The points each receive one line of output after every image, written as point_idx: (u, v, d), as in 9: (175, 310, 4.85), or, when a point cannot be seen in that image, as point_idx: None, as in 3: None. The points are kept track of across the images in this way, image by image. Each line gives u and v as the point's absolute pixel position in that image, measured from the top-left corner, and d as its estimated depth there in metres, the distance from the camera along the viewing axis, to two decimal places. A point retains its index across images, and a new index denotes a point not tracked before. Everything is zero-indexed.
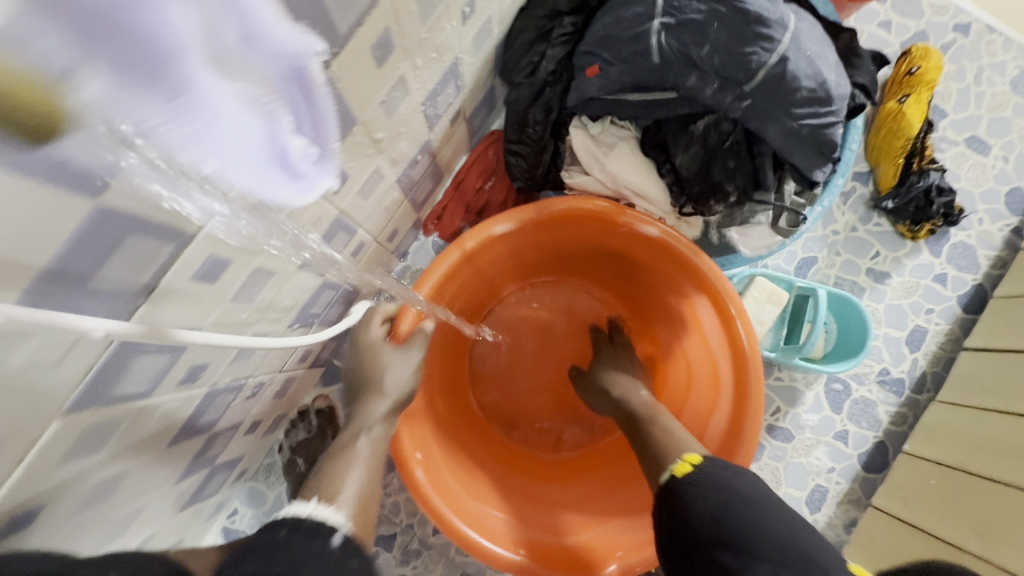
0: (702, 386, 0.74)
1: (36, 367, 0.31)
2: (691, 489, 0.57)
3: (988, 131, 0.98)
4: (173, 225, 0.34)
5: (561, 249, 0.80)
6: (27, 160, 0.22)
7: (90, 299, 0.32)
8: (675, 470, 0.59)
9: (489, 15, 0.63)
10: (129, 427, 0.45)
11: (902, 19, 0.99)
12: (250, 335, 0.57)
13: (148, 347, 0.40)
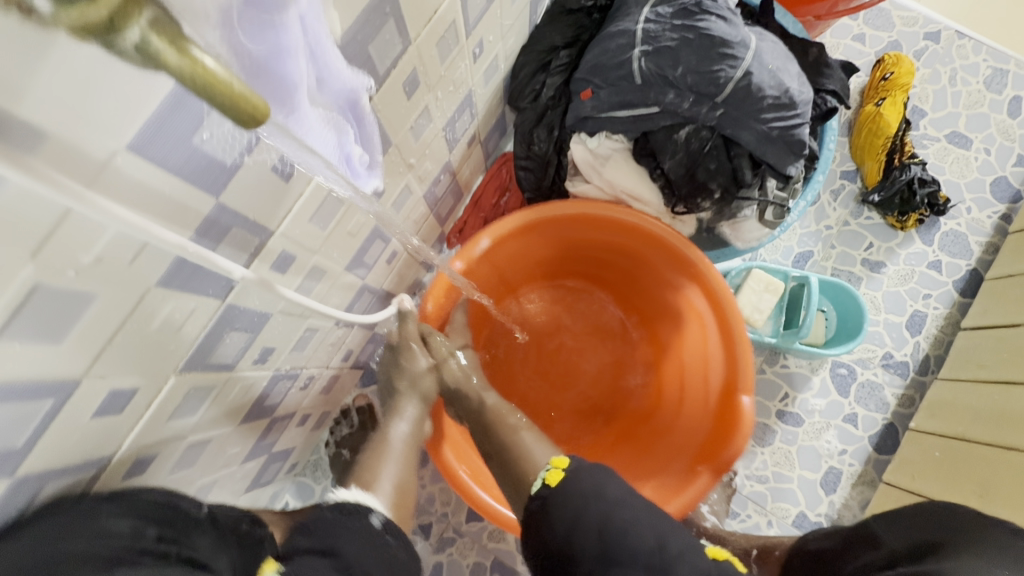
0: (681, 428, 0.81)
1: (167, 325, 0.42)
2: None
3: (967, 127, 1.05)
4: (259, 222, 0.45)
5: (606, 259, 0.87)
6: (178, 152, 0.33)
7: (200, 276, 0.42)
8: None
9: (497, 54, 0.75)
10: (217, 395, 0.56)
11: (875, 31, 1.08)
12: (305, 327, 0.67)
13: (235, 323, 0.51)
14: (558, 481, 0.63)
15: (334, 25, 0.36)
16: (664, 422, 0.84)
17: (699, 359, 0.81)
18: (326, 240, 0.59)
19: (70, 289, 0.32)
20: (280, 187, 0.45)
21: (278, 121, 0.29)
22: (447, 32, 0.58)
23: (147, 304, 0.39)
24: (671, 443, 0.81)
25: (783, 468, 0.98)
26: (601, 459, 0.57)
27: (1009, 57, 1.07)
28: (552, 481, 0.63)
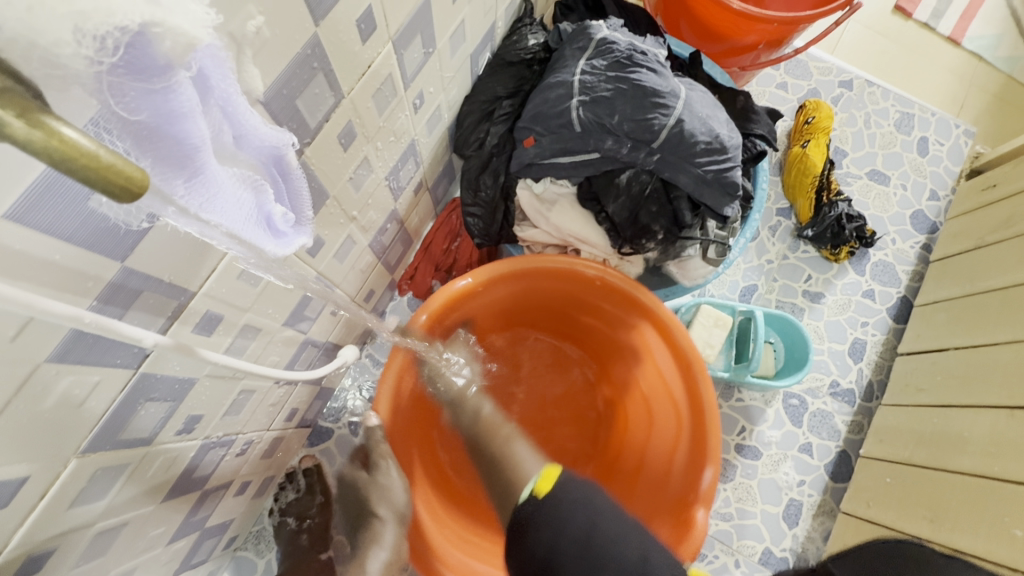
0: (658, 453, 0.79)
1: (64, 403, 0.38)
2: (548, 511, 0.55)
3: (885, 165, 1.14)
4: (177, 285, 0.42)
5: (551, 306, 0.86)
6: (66, 218, 0.30)
7: (108, 346, 0.38)
8: (536, 485, 0.58)
9: (439, 104, 0.76)
10: (132, 473, 0.51)
11: (795, 80, 1.17)
12: (239, 388, 0.63)
13: (152, 393, 0.47)
14: (548, 489, 0.57)
15: (253, 79, 0.33)
16: (640, 450, 0.83)
17: (657, 379, 0.81)
18: (258, 297, 0.56)
19: None
20: (199, 247, 0.42)
21: (177, 190, 0.27)
22: (384, 86, 0.58)
23: (37, 382, 0.35)
24: (654, 467, 0.79)
25: (746, 503, 0.97)
26: (547, 529, 0.54)
27: (914, 102, 1.18)
28: (541, 490, 0.58)
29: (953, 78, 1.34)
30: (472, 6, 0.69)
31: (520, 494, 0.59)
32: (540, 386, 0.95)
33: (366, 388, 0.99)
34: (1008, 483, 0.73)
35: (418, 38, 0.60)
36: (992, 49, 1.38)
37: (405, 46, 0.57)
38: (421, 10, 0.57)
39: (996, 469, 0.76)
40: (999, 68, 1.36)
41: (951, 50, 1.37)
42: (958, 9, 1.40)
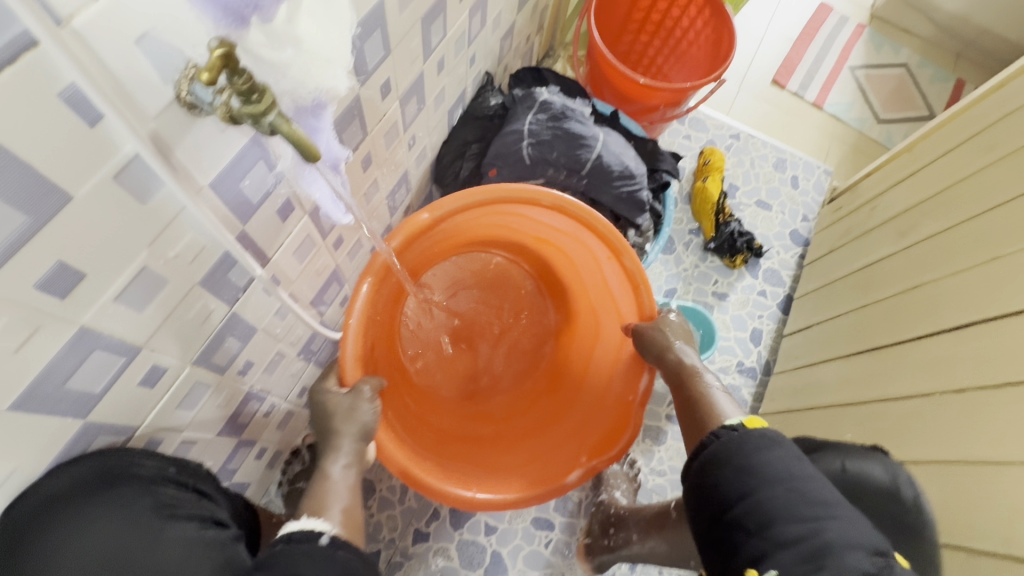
0: (597, 372, 0.99)
1: (196, 318, 0.58)
2: (742, 446, 0.60)
3: (767, 196, 1.47)
4: (263, 249, 0.64)
5: (508, 237, 1.03)
6: (230, 191, 0.53)
7: (225, 282, 0.60)
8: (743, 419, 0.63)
9: (425, 145, 1.02)
10: (209, 396, 0.69)
11: (697, 133, 1.52)
12: (277, 349, 0.82)
13: (234, 330, 0.67)
14: (755, 425, 0.63)
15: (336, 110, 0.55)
16: (577, 372, 1.02)
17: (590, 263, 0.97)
18: (300, 274, 0.77)
19: (159, 273, 0.49)
20: (278, 224, 0.64)
21: None
22: (391, 129, 0.84)
23: (192, 296, 0.55)
24: (592, 388, 0.98)
25: (676, 461, 1.20)
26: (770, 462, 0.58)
27: (787, 150, 1.54)
28: (750, 425, 0.63)
29: (819, 133, 1.74)
30: (450, 77, 0.97)
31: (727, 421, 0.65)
32: (483, 334, 1.12)
33: None
34: (848, 406, 0.97)
35: (414, 98, 0.86)
36: (847, 111, 1.79)
37: (406, 103, 0.84)
38: (417, 79, 0.84)
39: (844, 399, 0.99)
40: (854, 126, 1.77)
41: (817, 112, 1.78)
42: (819, 83, 1.83)
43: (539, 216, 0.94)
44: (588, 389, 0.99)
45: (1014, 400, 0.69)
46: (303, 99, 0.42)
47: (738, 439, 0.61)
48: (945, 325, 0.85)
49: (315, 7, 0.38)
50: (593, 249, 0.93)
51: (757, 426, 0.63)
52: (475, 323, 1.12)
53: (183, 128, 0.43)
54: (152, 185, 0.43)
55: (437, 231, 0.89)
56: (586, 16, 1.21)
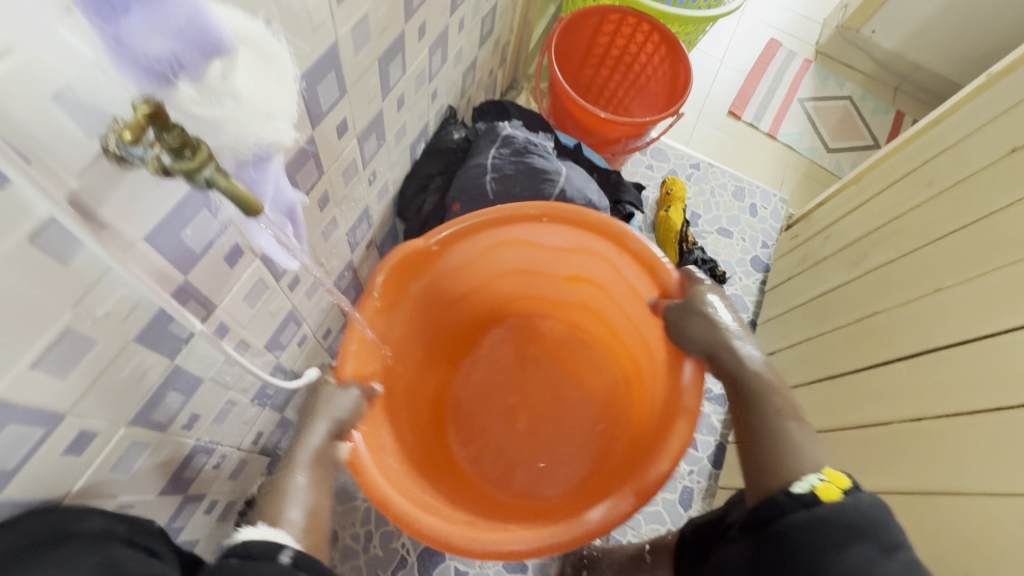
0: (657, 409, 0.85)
1: (131, 376, 0.54)
2: (830, 520, 0.56)
3: (728, 224, 1.51)
4: (207, 297, 0.61)
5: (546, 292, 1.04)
6: (167, 242, 0.49)
7: (164, 336, 0.56)
8: (824, 487, 0.58)
9: (386, 181, 1.00)
10: (147, 455, 0.64)
11: (658, 163, 1.55)
12: (226, 398, 0.77)
13: (176, 384, 0.62)
14: (833, 494, 0.57)
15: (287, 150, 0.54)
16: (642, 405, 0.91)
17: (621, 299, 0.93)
18: (252, 318, 0.74)
19: (85, 334, 0.45)
20: (225, 271, 0.61)
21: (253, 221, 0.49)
22: (349, 166, 0.82)
23: (123, 355, 0.51)
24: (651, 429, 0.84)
25: None
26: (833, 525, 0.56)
27: (744, 178, 1.59)
28: (829, 490, 0.58)
29: (774, 162, 1.81)
30: (411, 113, 0.96)
31: (797, 485, 0.60)
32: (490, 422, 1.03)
33: None
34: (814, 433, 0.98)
35: (373, 135, 0.85)
36: (799, 141, 1.88)
37: (365, 140, 0.82)
38: (376, 117, 0.82)
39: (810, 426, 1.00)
40: (806, 154, 1.85)
41: (771, 142, 1.86)
42: (772, 113, 1.91)
43: (545, 237, 0.91)
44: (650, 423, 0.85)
45: (970, 430, 0.71)
46: (245, 153, 0.40)
47: (810, 518, 0.57)
48: (900, 352, 0.88)
49: (254, 61, 0.36)
50: (637, 291, 0.90)
51: (837, 500, 0.57)
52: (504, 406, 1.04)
53: (109, 183, 0.40)
54: (73, 244, 0.40)
55: (446, 259, 0.89)
56: (547, 52, 1.23)
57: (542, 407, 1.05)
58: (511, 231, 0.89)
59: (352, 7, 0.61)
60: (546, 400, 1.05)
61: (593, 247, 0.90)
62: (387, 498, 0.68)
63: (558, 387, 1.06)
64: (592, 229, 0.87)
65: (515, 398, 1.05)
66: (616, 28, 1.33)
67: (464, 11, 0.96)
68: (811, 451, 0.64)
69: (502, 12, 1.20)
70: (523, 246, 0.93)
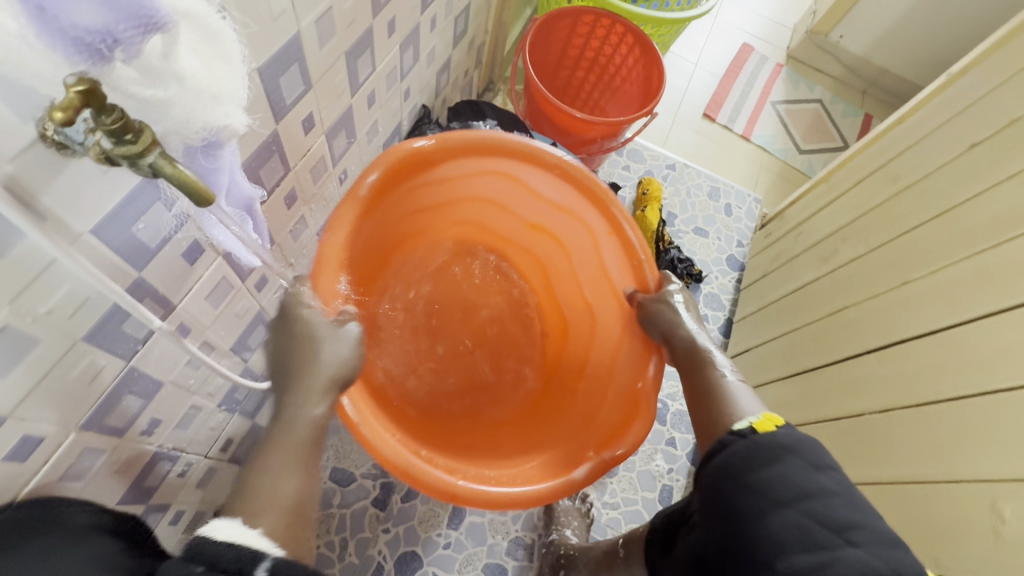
0: (598, 368, 0.92)
1: (81, 377, 0.52)
2: (763, 449, 0.61)
3: (704, 223, 1.53)
4: (166, 296, 0.58)
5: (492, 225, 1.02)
6: (118, 236, 0.48)
7: (118, 335, 0.54)
8: (757, 422, 0.63)
9: None
10: (102, 463, 0.61)
11: (635, 164, 1.57)
12: (190, 403, 0.75)
13: (134, 386, 0.60)
14: (767, 426, 0.63)
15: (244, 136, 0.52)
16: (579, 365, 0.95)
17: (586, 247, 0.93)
18: (216, 319, 0.71)
19: (27, 332, 0.43)
20: (185, 268, 0.59)
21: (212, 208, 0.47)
22: (318, 164, 0.80)
23: (72, 355, 0.49)
24: (593, 394, 0.90)
25: (628, 492, 1.18)
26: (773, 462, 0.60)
27: (719, 179, 1.62)
28: (763, 423, 0.63)
29: (748, 163, 1.84)
30: (383, 112, 0.95)
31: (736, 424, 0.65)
32: (441, 377, 0.98)
33: None
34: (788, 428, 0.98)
35: (343, 132, 0.84)
36: (772, 142, 1.91)
37: (334, 137, 0.81)
38: (346, 113, 0.81)
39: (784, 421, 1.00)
40: (779, 155, 1.89)
41: (745, 143, 1.89)
42: (746, 115, 1.94)
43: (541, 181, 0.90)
44: (588, 400, 0.91)
45: (941, 417, 0.71)
46: (194, 140, 0.39)
47: (748, 449, 0.62)
48: (870, 344, 0.89)
49: (198, 40, 0.34)
50: (610, 268, 0.91)
51: (771, 431, 0.62)
52: (439, 358, 1.00)
53: (48, 172, 0.39)
54: (12, 234, 0.38)
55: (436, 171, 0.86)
56: (523, 53, 1.23)
57: (475, 364, 1.02)
58: (507, 167, 0.90)
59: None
60: (465, 341, 1.03)
61: (582, 211, 0.90)
62: (374, 437, 0.67)
63: (485, 347, 1.04)
64: (587, 197, 0.89)
65: (446, 350, 1.01)
66: (590, 29, 1.34)
67: (436, 9, 0.96)
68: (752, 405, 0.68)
69: (476, 13, 1.20)
70: (514, 185, 0.92)
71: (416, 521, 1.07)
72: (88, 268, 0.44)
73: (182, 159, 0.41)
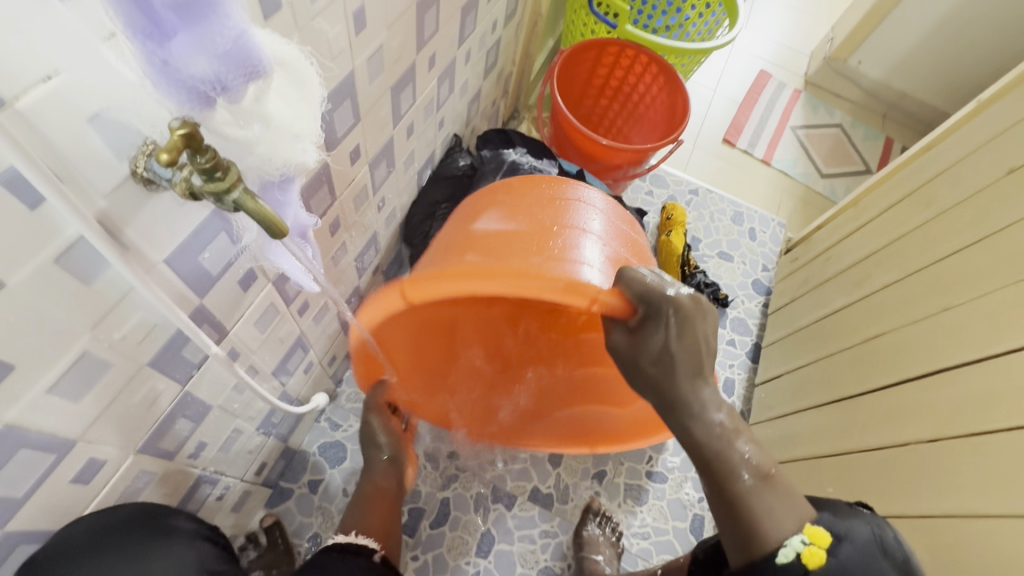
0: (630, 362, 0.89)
1: (142, 402, 0.53)
2: None
3: (729, 248, 1.53)
4: (221, 322, 0.60)
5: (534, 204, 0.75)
6: (186, 264, 0.50)
7: (177, 361, 0.55)
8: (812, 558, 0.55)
9: (394, 207, 1.02)
10: (152, 486, 0.62)
11: (658, 189, 1.58)
12: (233, 427, 0.76)
13: (187, 411, 0.61)
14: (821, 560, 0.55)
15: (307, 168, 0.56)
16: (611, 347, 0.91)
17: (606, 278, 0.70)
18: (262, 343, 0.73)
19: (101, 357, 0.45)
20: (239, 294, 0.61)
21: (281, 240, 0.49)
22: (360, 192, 0.83)
23: (136, 380, 0.50)
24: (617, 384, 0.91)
25: (659, 522, 1.16)
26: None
27: (743, 203, 1.62)
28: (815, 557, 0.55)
29: (769, 188, 1.85)
30: (419, 141, 0.98)
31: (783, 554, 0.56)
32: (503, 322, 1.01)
33: (324, 448, 1.10)
34: (826, 457, 0.96)
35: (384, 162, 0.86)
36: (793, 167, 1.92)
37: (376, 167, 0.83)
38: (387, 144, 0.84)
39: (821, 449, 0.98)
40: (801, 180, 1.89)
41: (766, 168, 1.90)
42: (766, 140, 1.96)
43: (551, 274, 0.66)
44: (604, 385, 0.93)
45: (991, 447, 0.70)
46: (271, 175, 0.41)
47: None
48: (910, 371, 0.87)
49: (285, 85, 0.37)
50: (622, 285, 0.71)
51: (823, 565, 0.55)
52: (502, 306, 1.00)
53: (136, 205, 0.41)
54: (98, 264, 0.40)
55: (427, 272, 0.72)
56: (550, 83, 1.27)
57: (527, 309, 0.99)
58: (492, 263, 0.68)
59: (369, 39, 0.63)
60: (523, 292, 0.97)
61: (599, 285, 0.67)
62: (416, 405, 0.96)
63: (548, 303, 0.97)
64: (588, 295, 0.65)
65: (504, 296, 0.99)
66: (615, 59, 1.38)
67: (470, 44, 1.00)
68: (797, 501, 0.60)
69: (506, 46, 1.24)
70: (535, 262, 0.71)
71: (444, 548, 1.06)
72: (161, 297, 0.46)
73: (256, 189, 0.42)
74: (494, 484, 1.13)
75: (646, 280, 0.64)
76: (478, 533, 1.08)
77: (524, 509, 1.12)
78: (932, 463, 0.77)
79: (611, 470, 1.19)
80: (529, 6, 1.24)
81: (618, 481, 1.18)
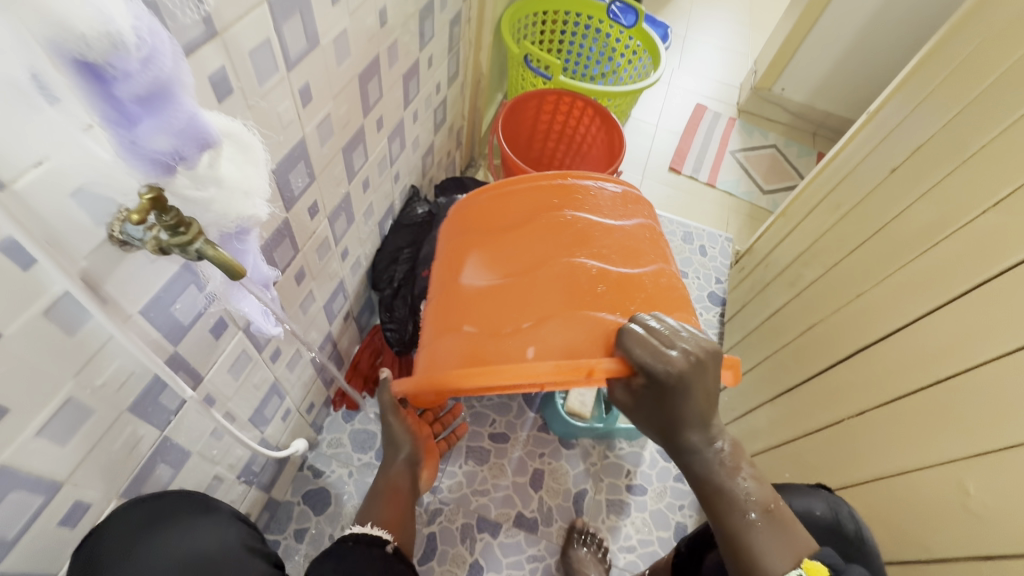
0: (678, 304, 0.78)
1: (124, 446, 0.58)
2: None
3: (682, 265, 1.63)
4: (195, 369, 0.66)
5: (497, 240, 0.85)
6: (161, 314, 0.56)
7: (154, 407, 0.60)
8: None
9: (358, 256, 1.10)
10: None
11: None
12: (212, 474, 0.79)
13: (165, 456, 0.66)
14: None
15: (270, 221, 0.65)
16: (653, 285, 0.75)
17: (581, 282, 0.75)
18: (237, 389, 0.78)
19: (84, 403, 0.50)
20: (211, 342, 0.67)
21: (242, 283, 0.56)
22: (322, 244, 0.91)
23: (117, 426, 0.55)
24: None
25: (644, 533, 1.18)
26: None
27: (691, 224, 1.74)
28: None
29: (717, 208, 1.99)
30: (376, 194, 1.07)
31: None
32: None
33: (309, 495, 1.12)
34: (783, 446, 1.02)
35: (343, 215, 0.95)
36: (736, 186, 2.07)
37: (335, 220, 0.92)
38: (344, 199, 0.93)
39: (778, 440, 1.04)
40: (745, 198, 2.04)
41: (711, 190, 2.04)
42: (708, 165, 2.12)
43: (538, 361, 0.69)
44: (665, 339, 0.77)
45: (908, 410, 0.77)
46: (227, 228, 0.49)
47: None
48: (840, 355, 0.95)
49: (232, 152, 0.45)
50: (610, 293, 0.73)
51: None
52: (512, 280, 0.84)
53: (113, 263, 0.48)
54: (81, 316, 0.46)
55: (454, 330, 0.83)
56: (497, 134, 1.39)
57: None
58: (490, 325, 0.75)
59: (316, 109, 0.72)
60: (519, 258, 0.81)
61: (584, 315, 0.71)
62: None
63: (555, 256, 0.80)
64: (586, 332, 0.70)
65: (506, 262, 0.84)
66: (554, 107, 1.52)
67: (416, 105, 1.11)
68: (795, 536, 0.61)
69: (453, 103, 1.37)
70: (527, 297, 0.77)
71: None
72: (137, 344, 0.52)
73: (217, 240, 0.50)
74: (479, 513, 1.16)
75: (646, 352, 0.62)
76: (467, 564, 1.10)
77: (510, 535, 1.14)
78: (864, 435, 0.84)
79: (592, 488, 1.22)
80: (470, 68, 1.38)
81: (601, 497, 1.21)
